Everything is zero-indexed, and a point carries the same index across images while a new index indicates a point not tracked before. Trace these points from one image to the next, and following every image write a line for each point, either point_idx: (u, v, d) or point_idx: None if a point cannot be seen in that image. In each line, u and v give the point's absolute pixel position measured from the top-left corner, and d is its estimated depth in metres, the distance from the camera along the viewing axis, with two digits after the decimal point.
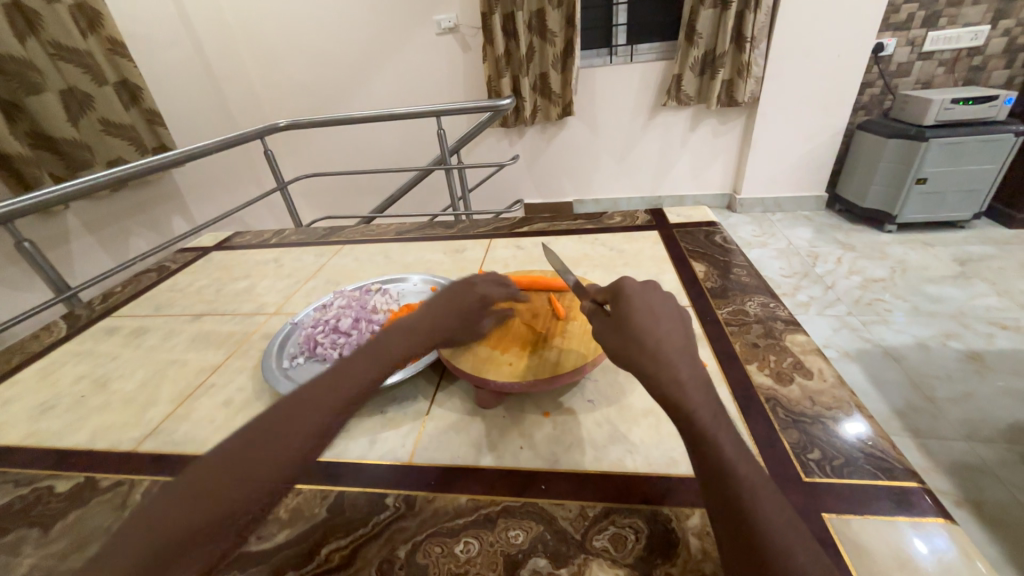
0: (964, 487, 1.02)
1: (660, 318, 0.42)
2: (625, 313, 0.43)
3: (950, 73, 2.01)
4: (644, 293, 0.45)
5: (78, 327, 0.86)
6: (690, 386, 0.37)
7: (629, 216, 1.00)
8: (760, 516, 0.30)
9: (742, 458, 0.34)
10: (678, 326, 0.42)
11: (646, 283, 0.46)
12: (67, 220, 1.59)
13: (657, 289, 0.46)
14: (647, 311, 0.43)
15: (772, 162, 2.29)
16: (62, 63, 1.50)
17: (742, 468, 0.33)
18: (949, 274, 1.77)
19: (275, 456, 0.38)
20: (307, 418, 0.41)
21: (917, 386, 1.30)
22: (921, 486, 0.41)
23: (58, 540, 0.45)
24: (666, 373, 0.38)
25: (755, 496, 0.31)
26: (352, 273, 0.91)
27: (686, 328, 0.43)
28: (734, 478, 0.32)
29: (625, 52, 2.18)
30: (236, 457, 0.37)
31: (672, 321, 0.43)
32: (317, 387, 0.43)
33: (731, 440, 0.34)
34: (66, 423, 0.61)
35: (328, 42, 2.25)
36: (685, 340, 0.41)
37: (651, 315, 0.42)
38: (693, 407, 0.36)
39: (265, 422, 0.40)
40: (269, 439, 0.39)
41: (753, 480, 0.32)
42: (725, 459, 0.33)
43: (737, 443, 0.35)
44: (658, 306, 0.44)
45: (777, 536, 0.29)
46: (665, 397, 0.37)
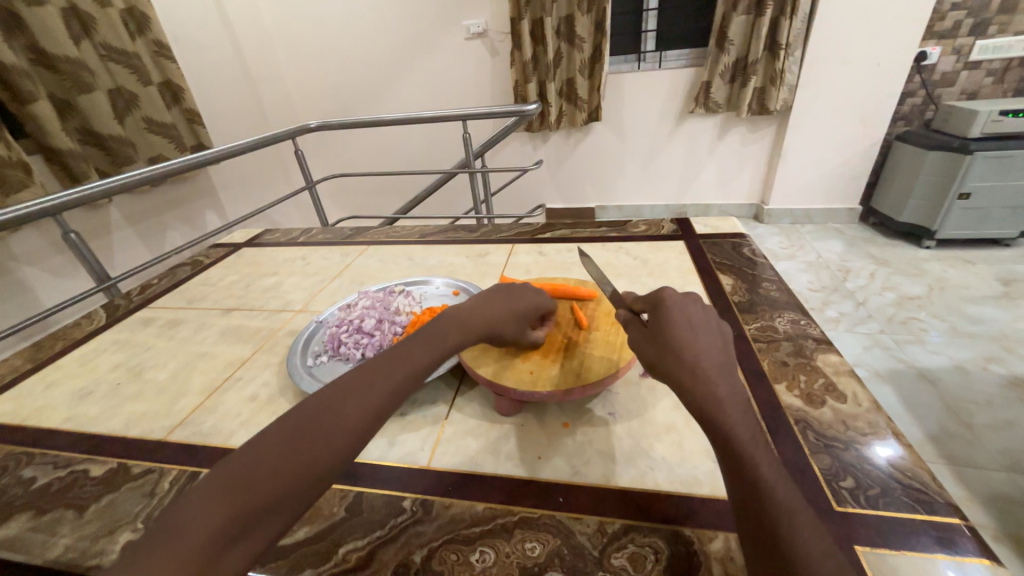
0: (1004, 521, 0.96)
1: (698, 330, 0.41)
2: (664, 323, 0.42)
3: (999, 83, 1.91)
4: (685, 303, 0.44)
5: (116, 316, 0.89)
6: (727, 401, 0.36)
7: (654, 225, 0.99)
8: (794, 540, 0.29)
9: (780, 479, 0.32)
10: (718, 339, 0.41)
11: (687, 294, 0.45)
12: (109, 213, 1.67)
13: (698, 300, 0.45)
14: (685, 322, 0.42)
15: (803, 172, 2.23)
16: (111, 64, 1.58)
17: (779, 490, 0.32)
18: (992, 295, 1.68)
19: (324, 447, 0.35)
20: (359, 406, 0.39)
21: (954, 411, 1.24)
22: (964, 524, 0.38)
23: (92, 523, 0.47)
24: (702, 387, 0.37)
25: (792, 520, 0.30)
26: (376, 273, 0.92)
27: (727, 342, 0.42)
28: (768, 498, 0.31)
29: (654, 58, 2.16)
30: (287, 444, 0.35)
31: (711, 333, 0.42)
32: (364, 376, 0.41)
33: (768, 460, 0.33)
34: (103, 409, 0.64)
35: (359, 45, 2.30)
36: (726, 356, 0.40)
37: (689, 327, 0.41)
38: (728, 424, 0.35)
39: (312, 412, 0.38)
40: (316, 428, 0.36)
41: (789, 502, 0.31)
42: (759, 478, 0.32)
43: (776, 463, 0.33)
44: (698, 318, 0.43)
45: (815, 562, 0.28)
46: (700, 412, 0.36)
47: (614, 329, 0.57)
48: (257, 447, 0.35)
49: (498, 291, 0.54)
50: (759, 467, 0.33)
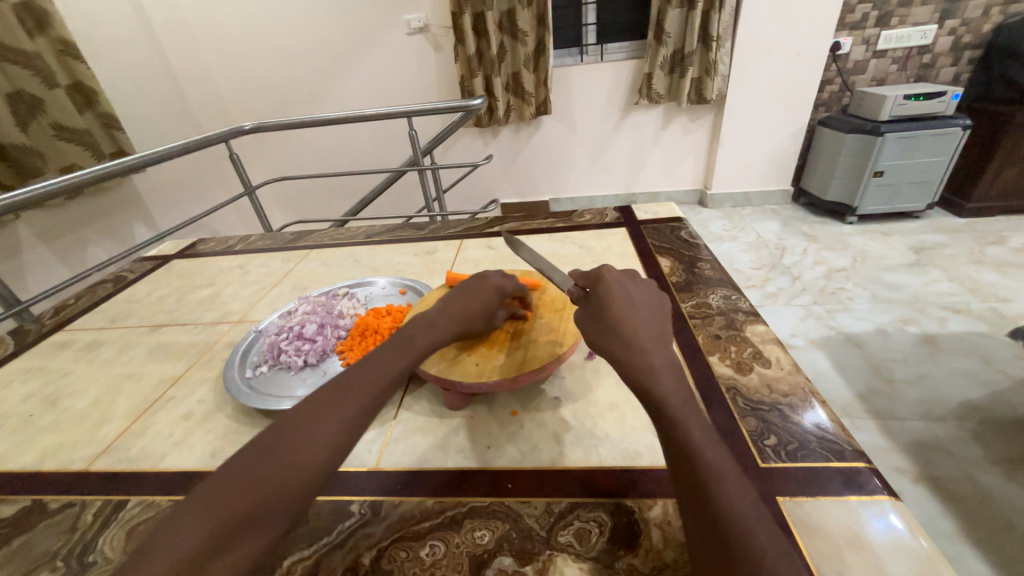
0: (922, 464, 1.07)
1: (637, 308, 0.43)
2: (605, 302, 0.44)
3: (902, 70, 2.11)
4: (625, 283, 0.46)
5: (26, 342, 0.81)
6: (662, 372, 0.38)
7: (599, 214, 1.02)
8: (723, 495, 0.31)
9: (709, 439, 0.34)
10: (655, 315, 0.43)
11: (625, 273, 0.48)
12: (17, 231, 1.51)
13: (637, 280, 0.47)
14: (624, 300, 0.44)
15: (740, 158, 2.36)
16: (7, 65, 1.42)
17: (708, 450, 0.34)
18: (906, 263, 1.86)
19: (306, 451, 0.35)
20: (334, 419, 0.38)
21: (878, 370, 1.36)
22: (869, 467, 0.42)
23: (1, 568, 0.43)
24: (639, 359, 0.39)
25: (720, 475, 0.32)
26: (320, 278, 0.89)
27: (663, 318, 0.44)
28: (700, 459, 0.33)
29: (596, 51, 2.20)
30: (265, 454, 0.35)
31: (648, 310, 0.44)
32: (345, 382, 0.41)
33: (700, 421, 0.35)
34: (12, 444, 0.58)
35: (295, 41, 2.19)
36: (660, 330, 0.42)
37: (628, 305, 0.43)
38: (664, 391, 0.37)
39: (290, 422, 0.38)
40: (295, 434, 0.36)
41: (719, 460, 0.33)
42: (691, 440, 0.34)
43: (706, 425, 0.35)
44: (636, 297, 0.45)
45: (738, 512, 0.30)
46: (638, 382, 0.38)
47: (557, 316, 0.58)
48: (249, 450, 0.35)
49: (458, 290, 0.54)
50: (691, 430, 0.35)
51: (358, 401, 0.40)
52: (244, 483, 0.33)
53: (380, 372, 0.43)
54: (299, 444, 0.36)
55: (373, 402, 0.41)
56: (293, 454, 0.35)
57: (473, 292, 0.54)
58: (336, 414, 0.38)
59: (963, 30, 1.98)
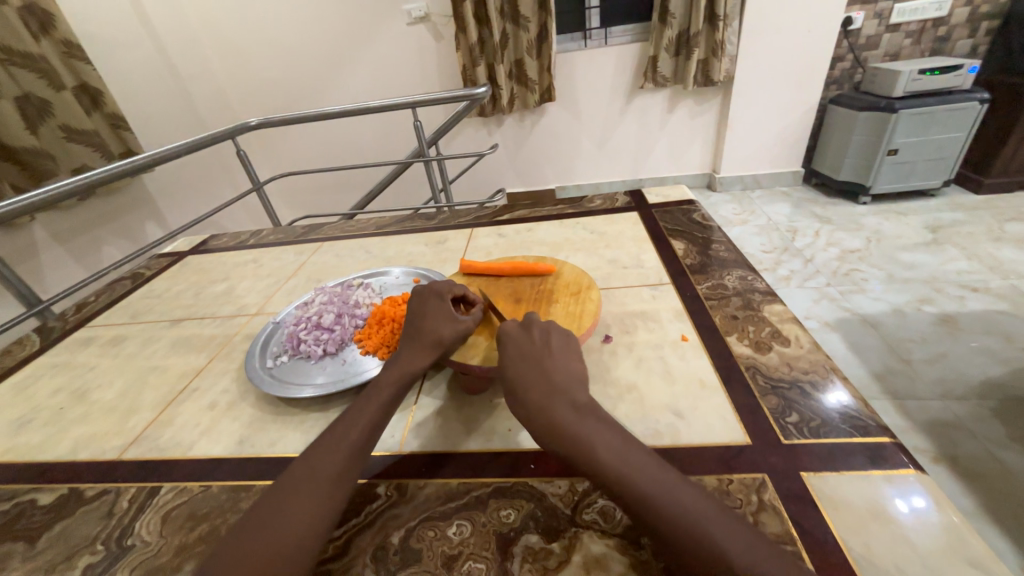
0: (940, 443, 1.06)
1: (534, 359, 0.45)
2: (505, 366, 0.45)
3: (916, 44, 2.05)
4: (520, 335, 0.48)
5: (50, 340, 0.83)
6: (567, 418, 0.39)
7: (609, 198, 1.01)
8: (667, 515, 0.32)
9: (631, 464, 0.35)
10: (556, 359, 0.45)
11: (522, 323, 0.50)
12: (34, 232, 1.54)
13: (532, 325, 0.49)
14: (520, 358, 0.45)
15: (749, 140, 2.32)
16: (14, 69, 1.43)
17: (636, 474, 0.34)
18: (922, 242, 1.82)
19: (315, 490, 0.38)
20: (323, 472, 0.39)
21: (894, 350, 1.34)
22: (894, 441, 0.42)
23: (46, 552, 0.45)
24: (544, 415, 0.40)
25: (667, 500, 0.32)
26: (334, 269, 0.90)
27: (568, 357, 0.45)
28: (633, 487, 0.34)
29: (600, 35, 2.16)
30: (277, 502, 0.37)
31: (549, 355, 0.45)
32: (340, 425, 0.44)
33: (621, 449, 0.36)
34: (46, 436, 0.60)
35: (296, 35, 2.18)
36: (567, 372, 0.43)
37: (523, 362, 0.45)
38: (571, 436, 0.37)
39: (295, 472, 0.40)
40: (303, 479, 0.39)
41: (650, 481, 0.34)
42: (613, 473, 0.35)
43: (627, 449, 0.36)
44: (530, 347, 0.46)
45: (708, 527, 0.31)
46: (549, 441, 0.39)
47: (573, 301, 0.58)
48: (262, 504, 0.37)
49: (415, 310, 0.55)
50: (610, 461, 0.35)
51: (341, 449, 0.41)
52: (252, 546, 0.34)
53: (363, 412, 0.44)
54: (297, 499, 0.37)
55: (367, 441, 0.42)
56: (291, 509, 0.37)
57: (423, 315, 0.54)
58: (330, 462, 0.40)
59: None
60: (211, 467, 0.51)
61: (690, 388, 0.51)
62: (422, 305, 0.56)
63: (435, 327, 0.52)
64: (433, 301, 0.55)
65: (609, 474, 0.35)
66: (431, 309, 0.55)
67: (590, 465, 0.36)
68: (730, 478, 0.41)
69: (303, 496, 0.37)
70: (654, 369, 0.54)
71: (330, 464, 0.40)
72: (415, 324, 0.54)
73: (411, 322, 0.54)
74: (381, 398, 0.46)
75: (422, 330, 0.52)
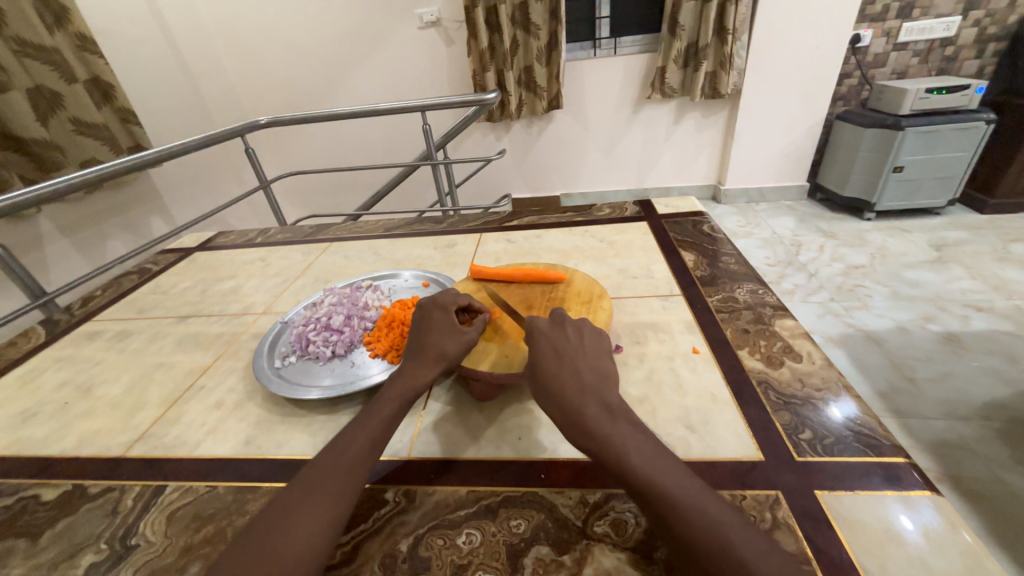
0: (944, 463, 1.06)
1: (567, 357, 0.45)
2: (536, 358, 0.45)
3: (924, 63, 2.06)
4: (552, 333, 0.48)
5: (56, 333, 0.83)
6: (596, 418, 0.39)
7: (618, 208, 1.01)
8: (687, 520, 0.32)
9: (655, 467, 0.35)
10: (587, 359, 0.45)
11: (554, 322, 0.49)
12: (40, 224, 1.54)
13: (565, 325, 0.49)
14: (552, 355, 0.45)
15: (755, 153, 2.33)
16: (27, 61, 1.44)
17: (662, 478, 0.34)
18: (926, 260, 1.83)
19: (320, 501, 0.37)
20: (329, 483, 0.39)
21: (897, 368, 1.34)
22: (908, 461, 0.42)
23: (48, 549, 0.44)
24: (575, 412, 0.40)
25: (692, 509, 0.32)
26: (342, 270, 0.90)
27: (599, 357, 0.45)
28: (657, 490, 0.34)
29: (609, 44, 2.18)
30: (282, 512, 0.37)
31: (582, 354, 0.45)
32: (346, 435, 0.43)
33: (646, 452, 0.36)
34: (50, 430, 0.59)
35: (308, 36, 2.20)
36: (597, 372, 0.43)
37: (556, 358, 0.45)
38: (602, 435, 0.37)
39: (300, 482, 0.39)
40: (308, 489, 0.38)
41: (678, 487, 0.34)
42: (639, 475, 0.35)
43: (651, 454, 0.36)
44: (564, 344, 0.46)
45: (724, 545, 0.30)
46: (578, 437, 0.39)
47: (585, 310, 0.58)
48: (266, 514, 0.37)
49: (420, 322, 0.54)
50: (637, 463, 0.35)
51: (347, 459, 0.40)
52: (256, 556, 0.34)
53: (368, 421, 0.44)
54: (301, 509, 0.37)
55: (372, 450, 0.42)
56: (296, 519, 0.36)
57: (428, 328, 0.53)
58: (335, 472, 0.39)
59: (988, 21, 1.94)
60: (217, 467, 0.50)
61: (702, 401, 0.50)
62: (426, 318, 0.54)
63: (440, 341, 0.51)
64: (437, 313, 0.54)
65: (636, 475, 0.35)
66: (436, 321, 0.53)
67: (619, 466, 0.36)
68: (743, 494, 0.41)
69: (309, 507, 0.37)
70: (665, 381, 0.54)
71: (336, 474, 0.39)
72: (419, 336, 0.52)
73: (416, 333, 0.53)
74: (392, 405, 0.45)
75: (424, 344, 0.51)
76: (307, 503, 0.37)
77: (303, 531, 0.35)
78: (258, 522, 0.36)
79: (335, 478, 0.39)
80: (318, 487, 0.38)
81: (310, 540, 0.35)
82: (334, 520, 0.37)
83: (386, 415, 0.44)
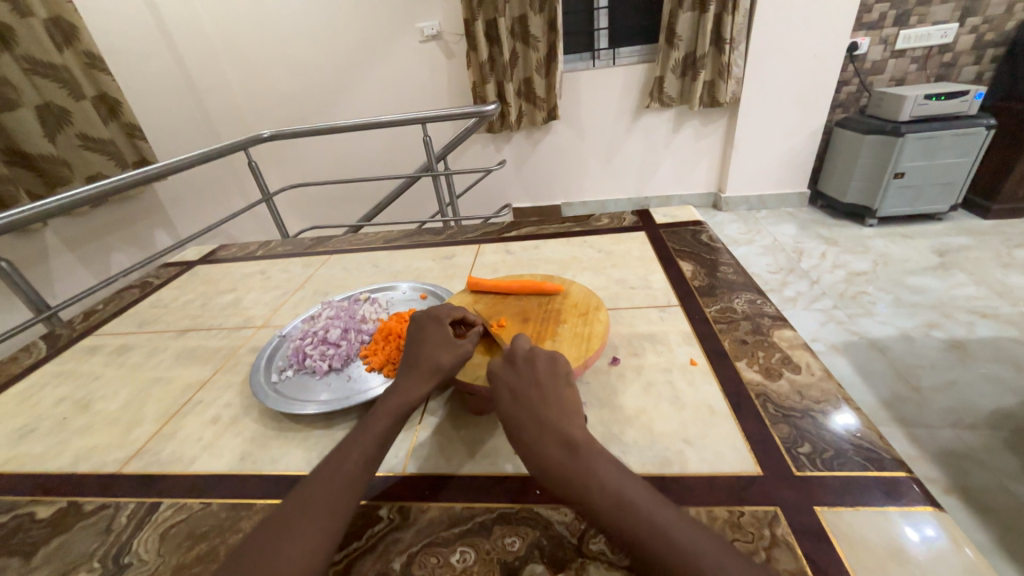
0: (951, 473, 1.04)
1: (523, 395, 0.43)
2: (496, 403, 0.44)
3: (922, 69, 2.07)
4: (506, 369, 0.46)
5: (57, 348, 0.83)
6: (559, 460, 0.38)
7: (616, 217, 1.01)
8: (665, 557, 0.31)
9: (630, 504, 0.34)
10: (544, 392, 0.43)
11: (508, 352, 0.48)
12: (46, 238, 1.56)
13: (516, 358, 0.47)
14: (509, 396, 0.44)
15: (755, 160, 2.33)
16: (36, 78, 1.47)
17: (635, 519, 0.33)
18: (929, 266, 1.81)
19: (313, 524, 0.37)
20: (319, 505, 0.38)
21: (902, 375, 1.32)
22: (909, 475, 0.41)
23: (41, 569, 0.44)
24: (537, 458, 0.39)
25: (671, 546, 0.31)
26: (340, 283, 0.90)
27: (557, 387, 0.44)
28: (632, 532, 0.33)
29: (608, 55, 2.20)
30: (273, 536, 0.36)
31: (539, 387, 0.44)
32: (339, 454, 0.42)
33: (616, 492, 0.35)
34: (48, 446, 0.60)
35: (311, 50, 2.23)
36: (557, 405, 0.42)
37: (513, 400, 0.43)
38: (565, 476, 0.37)
39: (291, 505, 0.38)
40: (301, 512, 0.37)
41: (650, 522, 0.33)
42: (613, 519, 0.34)
43: (625, 490, 0.35)
44: (518, 380, 0.45)
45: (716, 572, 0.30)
46: (546, 480, 0.38)
47: (582, 322, 0.58)
48: (258, 537, 0.36)
49: (414, 336, 0.54)
50: (601, 504, 0.34)
51: (339, 480, 0.40)
52: None
53: (361, 440, 0.43)
54: (293, 533, 0.36)
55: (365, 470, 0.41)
56: (287, 544, 0.35)
57: (422, 341, 0.53)
58: (325, 494, 0.39)
59: (985, 28, 1.94)
60: (212, 483, 0.50)
61: (700, 414, 0.50)
62: (420, 331, 0.54)
63: (434, 354, 0.51)
64: (432, 326, 0.54)
65: (609, 519, 0.34)
66: (429, 334, 0.53)
67: (587, 507, 0.35)
68: (741, 510, 0.40)
69: (299, 531, 0.36)
70: (663, 394, 0.53)
71: (327, 497, 0.39)
72: (414, 350, 0.52)
73: (411, 347, 0.53)
74: (382, 422, 0.45)
75: (420, 357, 0.51)
76: (298, 523, 0.37)
77: (295, 552, 0.35)
78: (250, 543, 0.36)
79: (328, 497, 0.39)
80: (311, 506, 0.38)
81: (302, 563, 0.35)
82: (325, 541, 0.36)
83: (377, 433, 0.44)
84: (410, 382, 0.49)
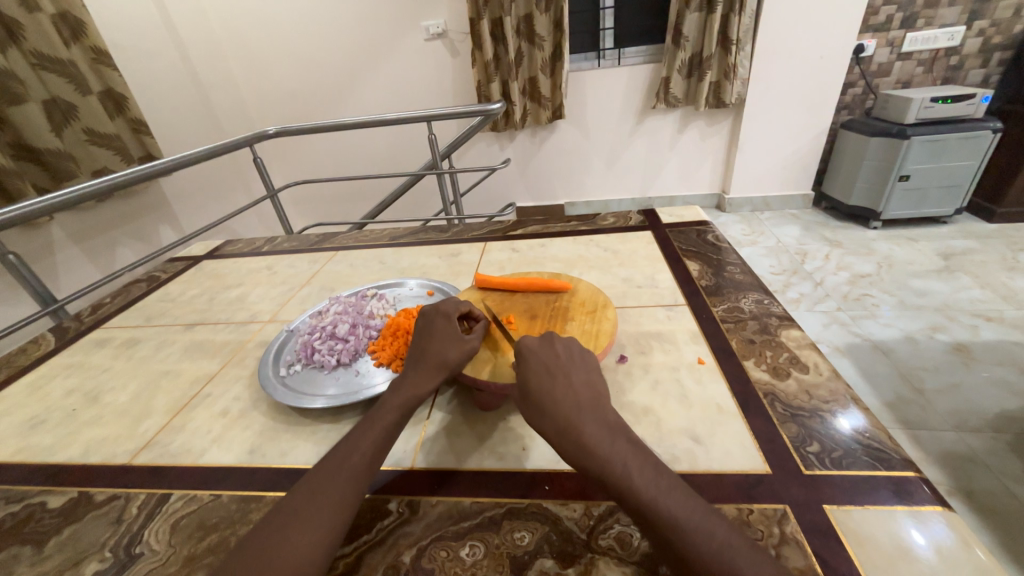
0: (955, 476, 1.04)
1: (559, 373, 0.44)
2: (527, 381, 0.44)
3: (928, 72, 2.06)
4: (541, 350, 0.47)
5: (65, 340, 0.84)
6: (593, 436, 0.38)
7: (622, 216, 1.01)
8: (696, 540, 0.32)
9: (660, 485, 0.35)
10: (581, 376, 0.44)
11: (543, 339, 0.49)
12: (51, 232, 1.56)
13: (553, 341, 0.48)
14: (544, 372, 0.44)
15: (760, 161, 2.32)
16: (45, 73, 1.48)
17: (663, 497, 0.34)
18: (933, 269, 1.81)
19: (327, 506, 0.37)
20: (331, 489, 0.39)
21: (906, 378, 1.32)
22: (918, 475, 0.41)
23: (53, 557, 0.44)
24: (570, 431, 0.39)
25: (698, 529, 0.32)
26: (347, 279, 0.90)
27: (592, 373, 0.45)
28: (659, 510, 0.33)
29: (613, 55, 2.20)
30: (291, 516, 0.37)
31: (573, 372, 0.45)
32: (352, 441, 0.43)
33: (647, 473, 0.35)
34: (57, 437, 0.60)
35: (317, 48, 2.24)
36: (591, 391, 0.43)
37: (548, 376, 0.44)
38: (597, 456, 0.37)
39: (306, 489, 0.39)
40: (315, 495, 0.38)
41: (680, 505, 0.33)
42: (640, 496, 0.34)
43: (656, 474, 0.35)
44: (553, 362, 0.45)
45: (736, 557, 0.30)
46: (566, 450, 0.39)
47: (590, 319, 0.58)
48: (275, 517, 0.37)
49: (422, 329, 0.55)
50: (639, 482, 0.35)
51: (349, 465, 0.41)
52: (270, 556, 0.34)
53: (369, 430, 0.44)
54: (310, 514, 0.37)
55: (374, 456, 0.42)
56: (304, 526, 0.36)
57: (430, 336, 0.53)
58: (337, 479, 0.39)
59: (992, 30, 1.94)
60: (221, 475, 0.50)
61: (708, 412, 0.50)
62: (429, 325, 0.54)
63: (441, 349, 0.51)
64: (440, 321, 0.54)
65: (637, 495, 0.34)
66: (438, 329, 0.54)
67: (620, 484, 0.35)
68: (750, 508, 0.40)
69: (315, 513, 0.37)
70: (670, 392, 0.53)
71: (340, 481, 0.39)
72: (422, 343, 0.53)
73: (418, 341, 0.54)
74: (391, 415, 0.45)
75: (426, 351, 0.51)
76: (313, 506, 0.37)
77: (303, 538, 0.35)
78: (268, 522, 0.37)
79: (337, 486, 0.39)
80: (321, 494, 0.38)
81: (310, 548, 0.35)
82: (335, 526, 0.37)
83: (387, 423, 0.44)
84: (417, 373, 0.49)
